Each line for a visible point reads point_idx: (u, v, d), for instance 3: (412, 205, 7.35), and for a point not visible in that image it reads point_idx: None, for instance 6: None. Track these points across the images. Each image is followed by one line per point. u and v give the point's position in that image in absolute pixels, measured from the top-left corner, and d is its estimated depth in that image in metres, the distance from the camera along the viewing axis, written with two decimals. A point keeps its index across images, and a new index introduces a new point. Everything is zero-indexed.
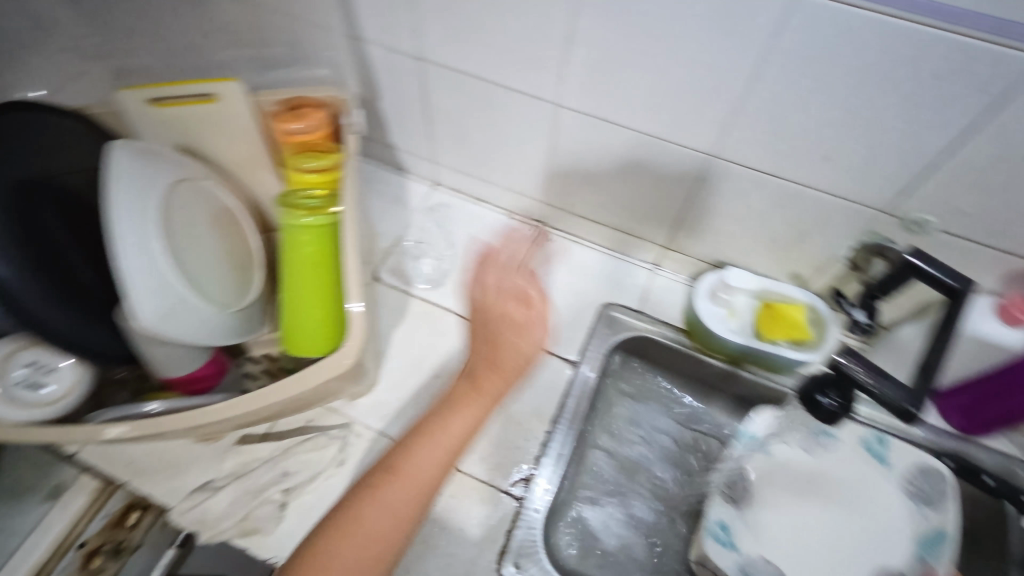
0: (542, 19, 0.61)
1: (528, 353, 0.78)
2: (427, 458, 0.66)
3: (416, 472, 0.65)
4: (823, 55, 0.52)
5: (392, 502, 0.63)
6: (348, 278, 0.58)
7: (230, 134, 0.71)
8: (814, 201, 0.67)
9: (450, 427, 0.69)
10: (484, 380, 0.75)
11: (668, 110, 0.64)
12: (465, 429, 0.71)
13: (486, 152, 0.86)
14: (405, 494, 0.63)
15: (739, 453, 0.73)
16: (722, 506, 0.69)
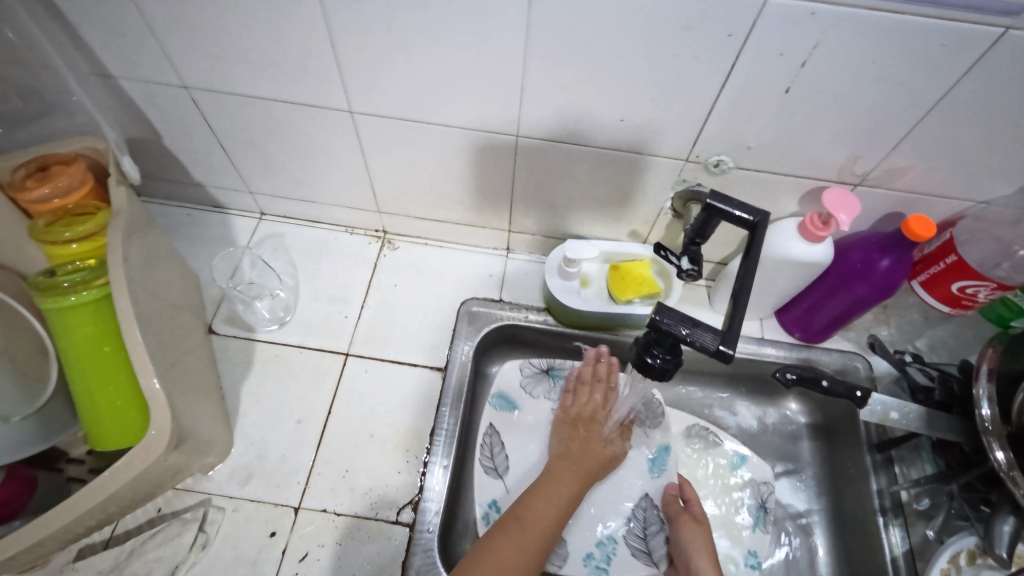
0: (295, 25, 0.56)
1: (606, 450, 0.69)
2: (554, 499, 0.61)
3: (536, 521, 0.59)
4: (578, 24, 0.51)
5: (524, 549, 0.56)
6: (138, 366, 0.54)
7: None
8: (624, 163, 0.68)
9: (551, 483, 0.63)
10: (573, 444, 0.69)
11: (458, 100, 0.62)
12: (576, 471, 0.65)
13: (300, 171, 0.79)
14: (534, 541, 0.57)
15: (492, 417, 0.76)
16: (486, 482, 0.71)
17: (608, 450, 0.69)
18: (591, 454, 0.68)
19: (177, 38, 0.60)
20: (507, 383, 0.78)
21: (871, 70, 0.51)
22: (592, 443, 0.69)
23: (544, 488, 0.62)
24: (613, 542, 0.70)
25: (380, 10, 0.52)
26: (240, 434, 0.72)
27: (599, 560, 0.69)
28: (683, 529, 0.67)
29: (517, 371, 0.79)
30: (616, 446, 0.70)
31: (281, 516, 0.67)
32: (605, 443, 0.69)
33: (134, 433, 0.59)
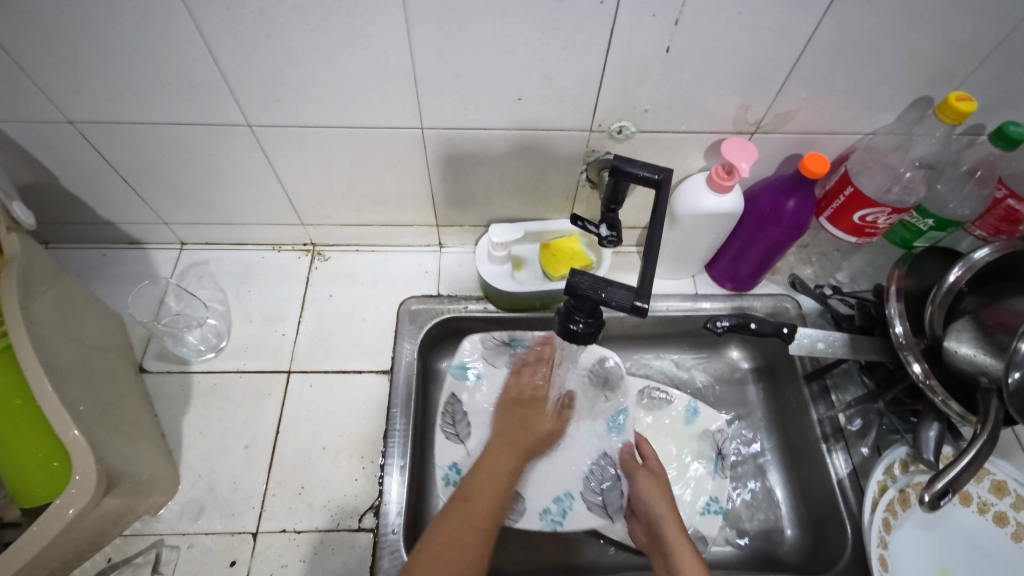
0: (169, 42, 0.54)
1: (549, 426, 0.72)
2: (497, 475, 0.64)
3: (484, 500, 0.60)
4: (454, 6, 0.51)
5: (479, 530, 0.57)
6: (51, 414, 0.54)
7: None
8: (533, 142, 0.69)
9: (489, 463, 0.65)
10: (516, 428, 0.70)
11: (353, 98, 0.61)
12: (516, 450, 0.67)
13: (212, 194, 0.77)
14: (486, 519, 0.58)
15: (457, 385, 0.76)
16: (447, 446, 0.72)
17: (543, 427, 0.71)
18: (527, 435, 0.69)
19: (50, 71, 0.57)
20: (468, 354, 0.77)
21: (740, 20, 0.54)
22: (530, 425, 0.71)
23: (486, 464, 0.65)
24: (569, 497, 0.71)
25: (254, 17, 0.52)
26: (186, 469, 0.70)
27: (554, 515, 0.70)
28: (640, 482, 0.68)
29: (478, 343, 0.78)
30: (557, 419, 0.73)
31: (239, 543, 0.66)
32: (542, 416, 0.72)
33: (60, 483, 0.57)
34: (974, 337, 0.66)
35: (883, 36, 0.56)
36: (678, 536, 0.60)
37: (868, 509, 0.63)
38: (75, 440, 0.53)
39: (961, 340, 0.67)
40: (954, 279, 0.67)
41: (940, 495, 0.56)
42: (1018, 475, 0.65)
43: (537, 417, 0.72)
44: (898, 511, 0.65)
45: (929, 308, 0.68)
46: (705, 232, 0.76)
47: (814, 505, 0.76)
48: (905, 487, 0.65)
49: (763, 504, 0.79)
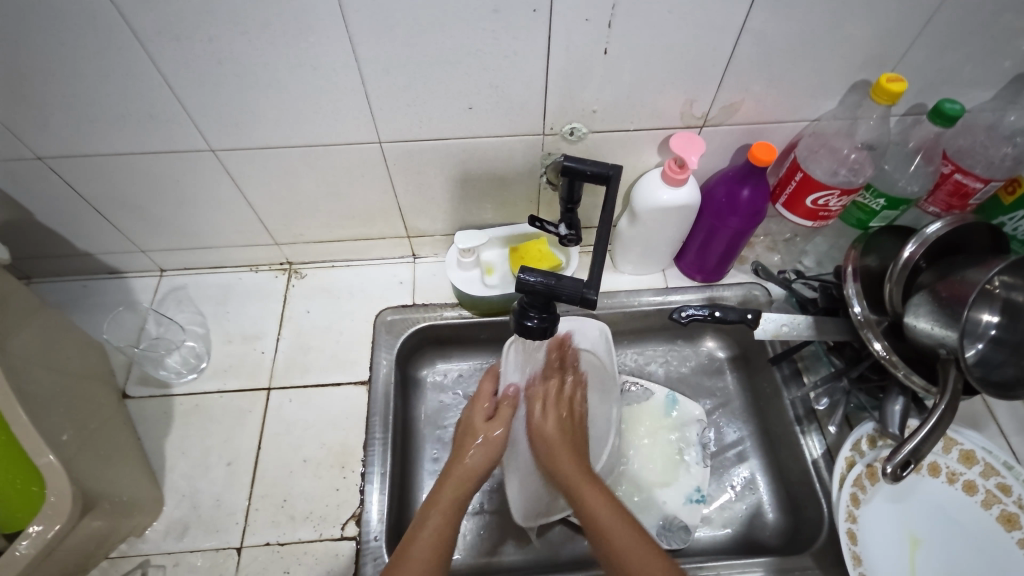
0: (125, 74, 0.56)
1: (484, 467, 0.67)
2: (429, 541, 0.57)
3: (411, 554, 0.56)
4: (394, 23, 0.53)
5: None
6: (24, 438, 0.55)
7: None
8: (489, 149, 0.71)
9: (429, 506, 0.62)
10: (438, 490, 0.64)
11: (310, 116, 0.63)
12: (447, 511, 0.61)
13: (185, 220, 0.79)
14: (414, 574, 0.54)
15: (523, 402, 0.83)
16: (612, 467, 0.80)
17: (466, 467, 0.66)
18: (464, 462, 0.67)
19: (12, 108, 0.59)
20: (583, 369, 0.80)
21: (671, 18, 0.56)
22: (467, 447, 0.68)
23: (418, 531, 0.59)
24: (700, 490, 0.78)
25: (204, 47, 0.54)
26: (170, 490, 0.71)
27: (694, 498, 0.77)
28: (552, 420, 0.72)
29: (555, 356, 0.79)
30: (485, 462, 0.67)
31: (224, 559, 0.67)
32: (462, 458, 0.67)
33: (37, 505, 0.59)
34: (931, 310, 0.65)
35: (813, 25, 0.58)
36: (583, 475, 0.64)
37: (836, 486, 0.64)
38: (50, 464, 0.55)
39: (919, 315, 0.66)
40: (909, 255, 0.68)
41: (902, 466, 0.58)
42: (985, 444, 0.65)
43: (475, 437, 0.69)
44: (866, 486, 0.66)
45: (887, 285, 0.69)
46: (667, 226, 0.78)
47: (792, 486, 0.77)
48: (872, 462, 0.67)
49: (744, 490, 0.80)
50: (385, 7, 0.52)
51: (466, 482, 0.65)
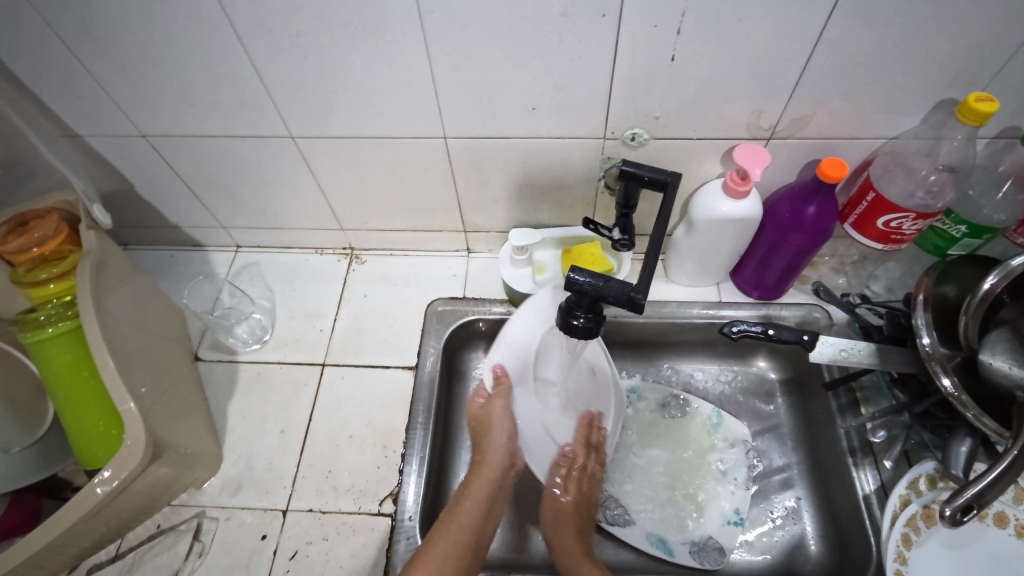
0: (223, 65, 0.62)
1: (504, 458, 0.69)
2: (465, 524, 0.62)
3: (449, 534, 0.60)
4: (466, 24, 0.56)
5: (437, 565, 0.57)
6: (110, 384, 0.60)
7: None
8: (550, 149, 0.72)
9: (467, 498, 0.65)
10: (467, 482, 0.68)
11: (383, 110, 0.67)
12: (479, 498, 0.66)
13: (263, 201, 0.85)
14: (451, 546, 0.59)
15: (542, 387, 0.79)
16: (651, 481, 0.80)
17: (494, 455, 0.69)
18: (494, 451, 0.69)
19: (124, 90, 0.66)
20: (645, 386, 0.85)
21: (742, 27, 0.55)
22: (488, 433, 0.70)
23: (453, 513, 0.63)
24: (740, 512, 0.77)
25: (292, 40, 0.58)
26: (228, 449, 0.77)
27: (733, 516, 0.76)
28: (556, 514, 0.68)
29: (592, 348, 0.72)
30: (506, 447, 0.70)
31: (271, 519, 0.71)
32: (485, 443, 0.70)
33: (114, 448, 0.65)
34: (1008, 349, 0.62)
35: (894, 38, 0.56)
36: (576, 546, 0.65)
37: (886, 524, 0.62)
38: (129, 410, 0.60)
39: (995, 352, 0.62)
40: (990, 287, 0.63)
41: (964, 510, 0.52)
42: None
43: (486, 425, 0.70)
44: (921, 528, 0.63)
45: (962, 318, 0.64)
46: (726, 239, 0.76)
47: (839, 520, 0.73)
48: (929, 503, 0.63)
49: (786, 520, 0.77)
50: (458, 7, 0.54)
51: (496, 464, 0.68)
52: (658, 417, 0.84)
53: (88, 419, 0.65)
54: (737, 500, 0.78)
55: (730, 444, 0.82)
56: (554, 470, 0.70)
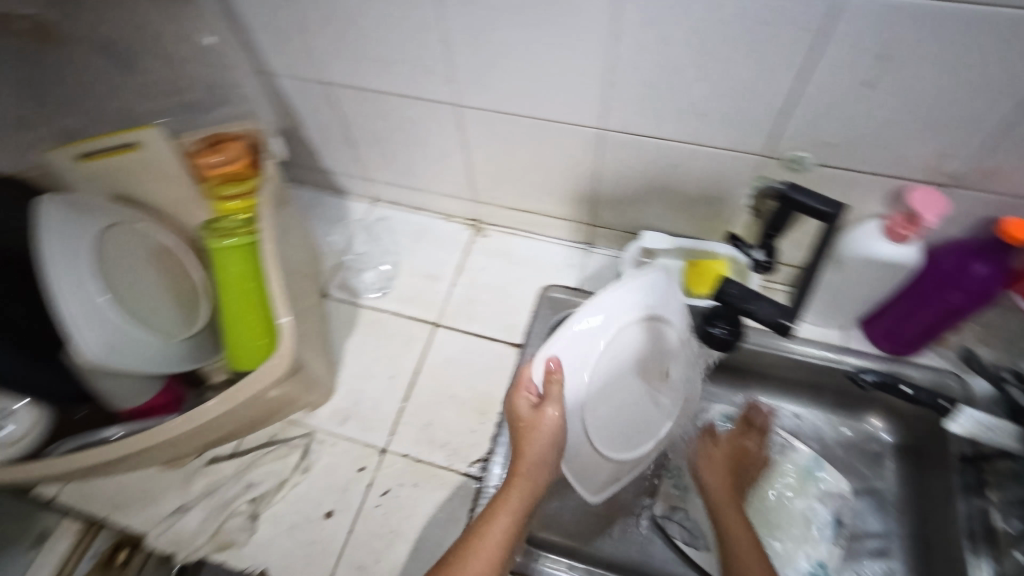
0: (418, 29, 0.66)
1: (549, 461, 0.57)
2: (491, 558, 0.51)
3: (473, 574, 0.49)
4: (663, 21, 0.57)
5: None
6: (274, 295, 0.66)
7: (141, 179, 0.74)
8: (706, 158, 0.71)
9: (490, 517, 0.54)
10: (506, 496, 0.55)
11: (553, 95, 0.69)
12: (514, 513, 0.54)
13: (411, 161, 0.90)
14: None
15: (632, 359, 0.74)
16: None
17: (533, 463, 0.57)
18: (525, 461, 0.56)
19: (323, 39, 0.72)
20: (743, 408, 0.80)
21: (956, 63, 0.52)
22: (529, 436, 0.56)
23: (484, 531, 0.53)
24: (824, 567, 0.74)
25: (490, 14, 0.61)
26: (341, 382, 0.83)
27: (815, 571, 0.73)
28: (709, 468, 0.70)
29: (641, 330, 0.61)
30: (546, 459, 0.57)
31: (370, 454, 0.76)
32: (522, 452, 0.57)
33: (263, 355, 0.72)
34: None
35: None
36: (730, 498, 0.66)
37: None
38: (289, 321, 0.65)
39: None
40: None
41: None
42: None
43: (526, 430, 0.56)
44: None
45: None
46: (871, 283, 0.73)
47: None
48: None
49: None
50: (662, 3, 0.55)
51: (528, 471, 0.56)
52: None
53: (245, 326, 0.70)
54: (824, 554, 0.75)
55: (825, 496, 0.78)
56: (716, 446, 0.73)
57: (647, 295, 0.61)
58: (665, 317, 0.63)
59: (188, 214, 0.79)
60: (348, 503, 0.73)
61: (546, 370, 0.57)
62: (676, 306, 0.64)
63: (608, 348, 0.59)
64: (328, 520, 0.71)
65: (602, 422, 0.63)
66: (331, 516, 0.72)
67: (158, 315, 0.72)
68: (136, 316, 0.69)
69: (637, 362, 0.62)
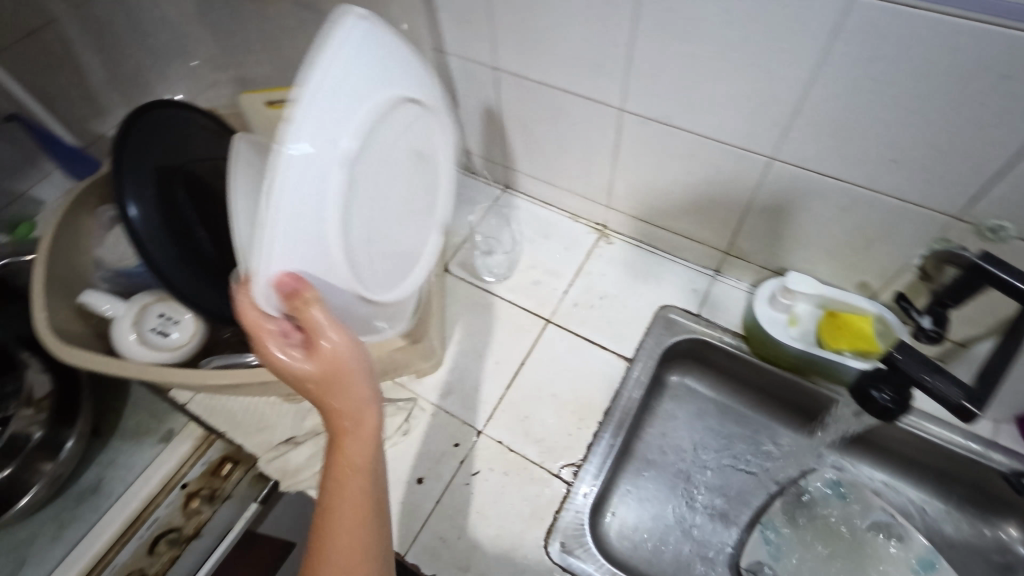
0: (603, 30, 0.66)
1: (368, 412, 0.44)
2: (347, 517, 0.43)
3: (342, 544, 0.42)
4: (879, 56, 0.53)
5: None
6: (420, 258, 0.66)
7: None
8: (881, 207, 0.66)
9: (345, 477, 0.44)
10: (334, 460, 0.44)
11: (727, 115, 0.66)
12: (362, 473, 0.44)
13: (555, 155, 0.90)
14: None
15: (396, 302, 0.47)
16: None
17: (350, 410, 0.44)
18: (347, 403, 0.44)
19: (503, 25, 0.74)
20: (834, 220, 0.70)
21: None
22: (331, 371, 0.43)
23: (335, 490, 0.44)
24: None
25: (685, 23, 0.60)
26: (449, 357, 0.85)
27: None
28: None
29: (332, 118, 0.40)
30: (371, 398, 0.44)
31: (466, 433, 0.78)
32: (323, 394, 0.44)
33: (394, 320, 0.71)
34: None
35: None
36: None
37: None
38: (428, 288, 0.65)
39: None
40: None
41: None
42: None
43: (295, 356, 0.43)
44: None
45: None
46: None
47: None
48: None
49: None
50: (889, 38, 0.51)
51: (354, 420, 0.44)
52: (847, 523, 0.78)
53: None
54: None
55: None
56: None
57: (350, 65, 0.41)
58: (406, 92, 0.50)
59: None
60: (440, 474, 0.75)
61: (284, 291, 0.41)
62: (367, 94, 0.44)
63: (347, 152, 0.42)
64: (419, 485, 0.74)
65: (364, 239, 0.49)
66: (422, 482, 0.74)
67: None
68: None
69: (382, 120, 0.47)
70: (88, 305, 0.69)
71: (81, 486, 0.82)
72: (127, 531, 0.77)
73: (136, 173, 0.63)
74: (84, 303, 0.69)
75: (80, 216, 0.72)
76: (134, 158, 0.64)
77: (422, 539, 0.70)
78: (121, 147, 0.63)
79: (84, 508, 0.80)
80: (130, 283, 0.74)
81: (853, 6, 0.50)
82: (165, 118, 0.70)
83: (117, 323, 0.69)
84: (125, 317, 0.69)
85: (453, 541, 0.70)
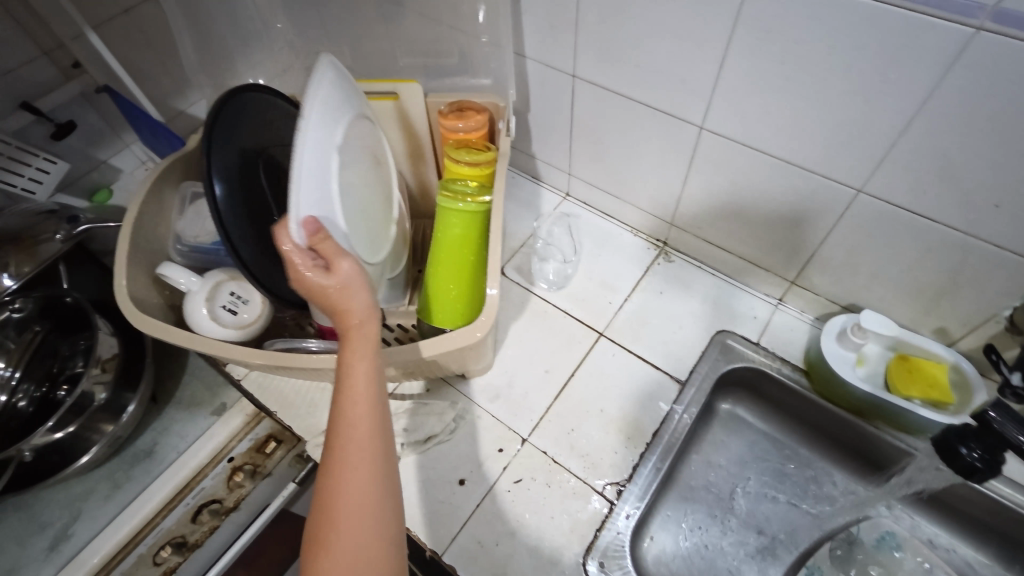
0: (691, 46, 0.65)
1: (371, 320, 0.51)
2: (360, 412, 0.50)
3: (356, 431, 0.49)
4: (995, 95, 0.50)
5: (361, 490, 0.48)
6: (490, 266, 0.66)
7: (389, 126, 0.82)
8: (973, 252, 0.62)
9: (356, 377, 0.50)
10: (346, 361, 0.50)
11: (815, 142, 0.64)
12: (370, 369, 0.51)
13: (622, 167, 0.89)
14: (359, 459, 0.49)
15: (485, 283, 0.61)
16: None
17: (356, 318, 0.51)
18: (357, 317, 0.50)
19: (588, 32, 0.73)
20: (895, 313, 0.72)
21: None
22: (344, 292, 0.50)
23: (348, 387, 0.50)
24: None
25: (783, 46, 0.58)
26: (499, 360, 0.85)
27: None
28: None
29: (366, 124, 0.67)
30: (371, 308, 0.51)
31: (510, 439, 0.77)
32: (337, 305, 0.50)
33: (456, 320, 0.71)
34: None
35: None
36: None
37: None
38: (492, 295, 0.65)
39: None
40: None
41: None
42: None
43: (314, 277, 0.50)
44: None
45: None
46: None
47: None
48: None
49: None
50: (1010, 77, 0.48)
51: (364, 326, 0.51)
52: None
53: (445, 285, 0.71)
54: None
55: None
56: None
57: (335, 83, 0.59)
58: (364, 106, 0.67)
59: (416, 164, 0.88)
60: (482, 478, 0.74)
61: (311, 230, 0.51)
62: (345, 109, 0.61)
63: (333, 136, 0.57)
64: (460, 487, 0.74)
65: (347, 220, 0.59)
66: (464, 484, 0.74)
67: (371, 232, 0.66)
68: (360, 228, 0.63)
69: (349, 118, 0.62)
70: (166, 277, 0.71)
71: (136, 448, 0.87)
72: (176, 495, 0.82)
73: (224, 153, 0.65)
74: (163, 275, 0.71)
75: (164, 192, 0.75)
76: (223, 138, 0.65)
77: (459, 541, 0.70)
78: (212, 127, 0.65)
79: (138, 471, 0.85)
80: (202, 259, 0.76)
81: (973, 40, 0.48)
82: (251, 100, 0.71)
83: (191, 297, 0.71)
84: (200, 291, 0.71)
85: (490, 547, 0.69)
